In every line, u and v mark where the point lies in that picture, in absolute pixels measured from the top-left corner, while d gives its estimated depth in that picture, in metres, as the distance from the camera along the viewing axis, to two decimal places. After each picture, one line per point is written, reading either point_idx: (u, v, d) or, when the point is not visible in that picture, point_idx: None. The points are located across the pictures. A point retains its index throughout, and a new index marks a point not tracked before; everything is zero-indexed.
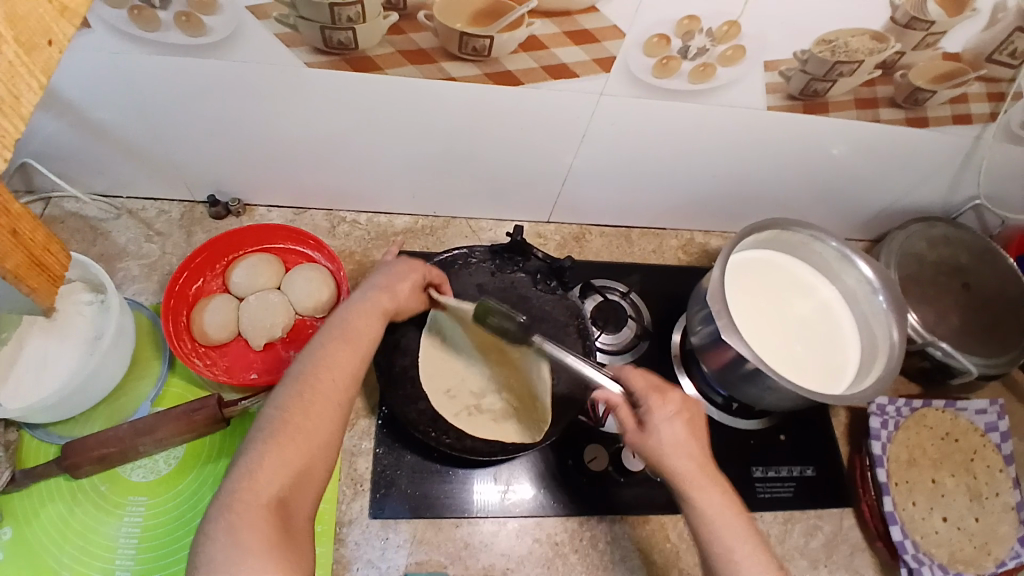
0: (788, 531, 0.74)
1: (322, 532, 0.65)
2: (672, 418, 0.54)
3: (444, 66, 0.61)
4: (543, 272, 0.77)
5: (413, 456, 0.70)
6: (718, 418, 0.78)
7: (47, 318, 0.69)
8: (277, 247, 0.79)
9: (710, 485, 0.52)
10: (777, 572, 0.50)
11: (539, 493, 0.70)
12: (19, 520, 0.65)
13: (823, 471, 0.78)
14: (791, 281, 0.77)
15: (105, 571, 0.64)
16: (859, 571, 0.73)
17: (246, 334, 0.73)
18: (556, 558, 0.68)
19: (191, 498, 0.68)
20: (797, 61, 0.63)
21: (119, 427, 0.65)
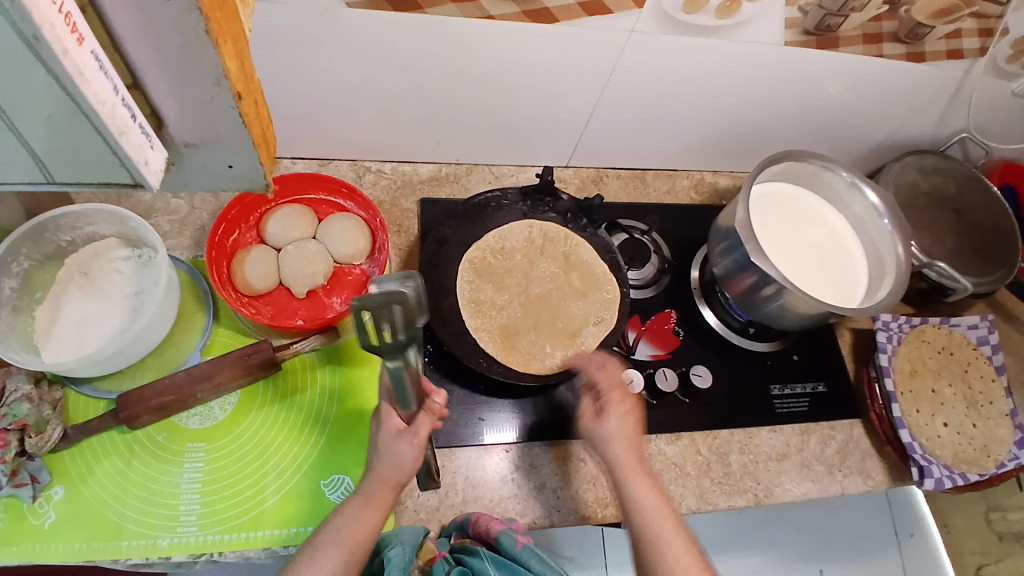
0: (806, 440, 0.80)
1: None
2: (618, 418, 0.61)
3: (483, 4, 0.63)
4: (572, 211, 0.79)
5: (461, 389, 0.73)
6: (737, 341, 0.83)
7: (84, 277, 0.70)
8: (308, 198, 0.80)
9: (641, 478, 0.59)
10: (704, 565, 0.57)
11: (580, 417, 0.75)
12: (73, 479, 0.66)
13: (834, 385, 0.84)
14: (804, 211, 0.81)
15: (171, 516, 0.65)
16: (870, 473, 0.80)
17: (288, 283, 0.74)
18: (600, 475, 0.72)
19: (249, 444, 0.69)
20: None
21: (175, 376, 0.66)
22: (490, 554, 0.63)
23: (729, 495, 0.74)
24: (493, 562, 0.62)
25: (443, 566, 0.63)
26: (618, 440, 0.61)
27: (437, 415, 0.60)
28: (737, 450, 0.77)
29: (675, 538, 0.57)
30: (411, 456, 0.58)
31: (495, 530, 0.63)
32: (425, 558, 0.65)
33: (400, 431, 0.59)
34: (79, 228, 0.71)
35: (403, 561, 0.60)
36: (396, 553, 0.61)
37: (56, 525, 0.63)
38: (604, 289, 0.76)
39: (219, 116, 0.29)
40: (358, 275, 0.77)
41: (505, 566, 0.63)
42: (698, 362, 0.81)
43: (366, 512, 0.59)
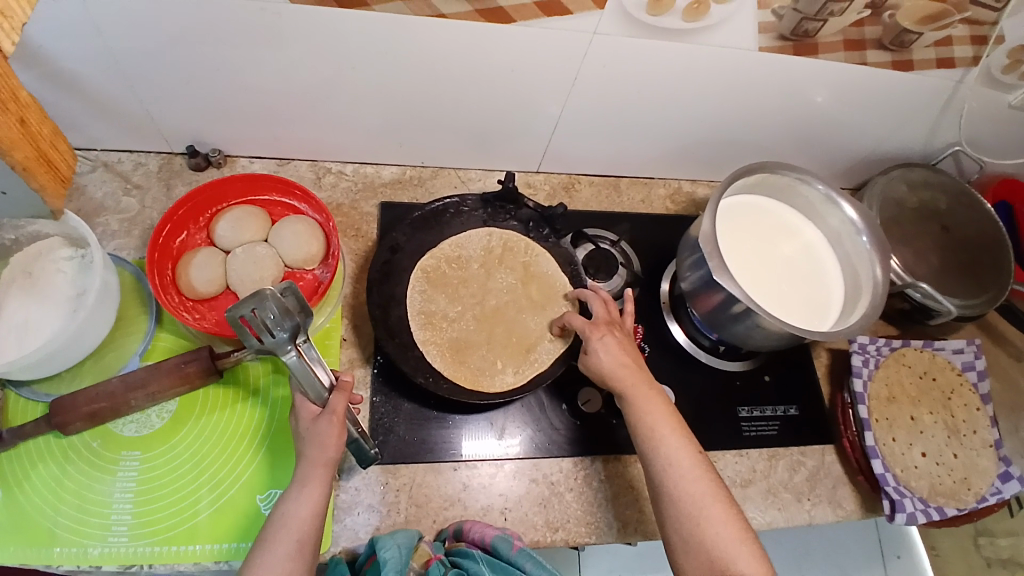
0: (774, 466, 0.76)
1: None
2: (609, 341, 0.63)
3: (433, 2, 0.60)
4: (535, 219, 0.75)
5: (409, 404, 0.70)
6: (707, 360, 0.79)
7: (26, 277, 0.68)
8: (262, 199, 0.78)
9: (647, 394, 0.61)
10: (715, 479, 0.58)
11: (533, 436, 0.71)
12: (7, 484, 0.63)
13: (807, 409, 0.80)
14: (780, 224, 0.77)
15: (102, 526, 0.62)
16: (841, 502, 0.76)
17: (234, 287, 0.72)
18: (551, 497, 0.69)
19: (188, 452, 0.66)
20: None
21: (108, 383, 0.63)
22: (484, 558, 0.59)
23: None
24: (490, 565, 0.59)
25: (438, 567, 0.59)
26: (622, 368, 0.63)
27: (351, 389, 0.57)
28: None
29: (692, 473, 0.57)
30: (334, 432, 0.56)
31: (489, 535, 0.62)
32: (420, 561, 0.60)
33: (317, 415, 0.57)
34: (22, 228, 0.69)
35: (399, 563, 0.57)
36: (393, 554, 0.57)
37: None
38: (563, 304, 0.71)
39: None
40: (310, 279, 0.75)
41: (501, 568, 0.60)
42: (664, 380, 0.77)
43: (305, 493, 0.56)
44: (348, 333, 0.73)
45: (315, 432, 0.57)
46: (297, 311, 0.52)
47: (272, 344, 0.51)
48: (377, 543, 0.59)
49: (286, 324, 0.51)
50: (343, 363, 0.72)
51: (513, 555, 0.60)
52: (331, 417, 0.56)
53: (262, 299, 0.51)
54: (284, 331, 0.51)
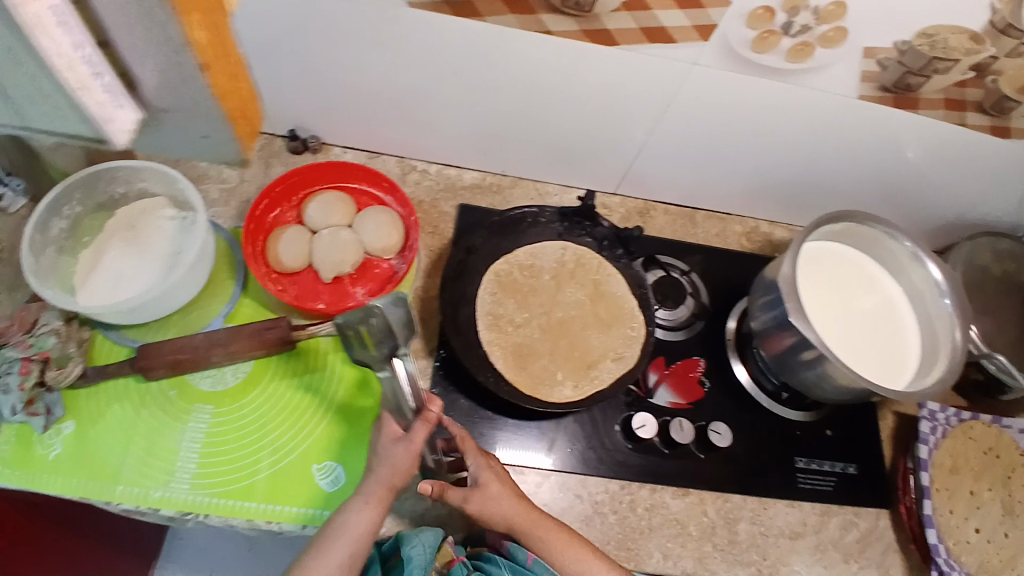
0: (825, 522, 0.74)
1: None
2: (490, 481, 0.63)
3: (542, 19, 0.62)
4: (609, 239, 0.75)
5: (466, 400, 0.71)
6: (768, 404, 0.77)
7: (129, 230, 0.73)
8: (350, 187, 0.81)
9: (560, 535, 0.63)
10: None
11: (583, 452, 0.71)
12: (83, 418, 0.67)
13: (866, 469, 0.78)
14: (860, 275, 0.76)
15: (168, 471, 0.65)
16: (889, 569, 0.74)
17: (317, 266, 0.76)
18: (594, 516, 0.69)
19: (255, 414, 0.69)
20: (895, 51, 0.63)
21: (194, 337, 0.67)
22: (506, 564, 0.63)
23: (731, 565, 0.70)
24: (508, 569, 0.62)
25: (461, 569, 0.62)
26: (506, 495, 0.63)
27: (433, 421, 0.58)
28: (748, 520, 0.73)
29: None
30: (408, 459, 0.58)
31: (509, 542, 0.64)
32: (443, 561, 0.63)
33: (398, 437, 0.59)
34: (133, 183, 0.73)
35: (423, 563, 0.59)
36: (418, 552, 0.60)
37: (63, 460, 0.65)
38: (628, 326, 0.71)
39: (184, 92, 0.37)
40: (386, 269, 0.78)
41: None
42: (721, 418, 0.75)
43: (366, 509, 0.58)
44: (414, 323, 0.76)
45: (392, 458, 0.59)
46: (403, 327, 0.56)
47: (374, 358, 0.58)
48: (402, 541, 0.61)
49: (387, 341, 0.56)
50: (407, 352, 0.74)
51: (531, 565, 0.62)
52: (410, 447, 0.58)
53: (369, 317, 0.57)
54: (383, 349, 0.57)
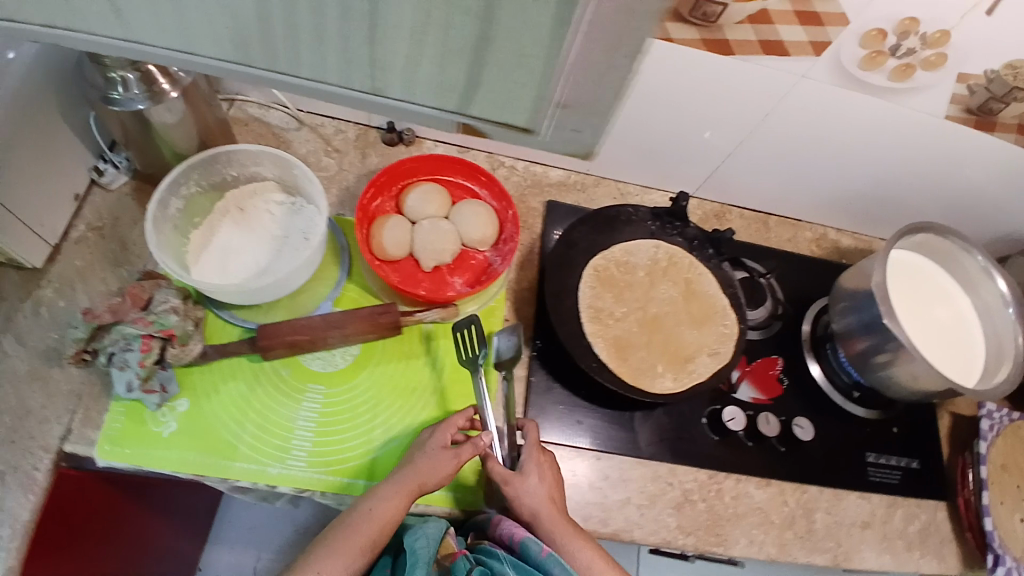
0: (892, 514, 0.79)
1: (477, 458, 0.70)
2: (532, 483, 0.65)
3: (667, 26, 0.65)
4: (700, 239, 0.79)
5: (564, 389, 0.75)
6: (840, 401, 0.82)
7: (238, 212, 0.74)
8: (445, 179, 0.83)
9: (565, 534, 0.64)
10: None
11: (673, 441, 0.75)
12: (197, 394, 0.69)
13: (926, 464, 0.83)
14: (934, 285, 0.82)
15: (283, 447, 0.68)
16: (945, 557, 0.79)
17: (418, 254, 0.77)
18: (685, 502, 0.73)
19: (364, 395, 0.72)
20: (985, 79, 0.67)
21: (310, 318, 0.69)
22: (510, 560, 0.62)
23: (810, 551, 0.74)
24: (513, 565, 0.61)
25: (465, 563, 0.61)
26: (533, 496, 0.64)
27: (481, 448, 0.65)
28: (823, 510, 0.77)
29: None
30: (450, 464, 0.64)
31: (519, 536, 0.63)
32: (444, 553, 0.63)
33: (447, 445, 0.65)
34: (246, 166, 0.75)
35: (427, 555, 0.60)
36: (422, 545, 0.61)
37: (176, 435, 0.67)
38: (722, 323, 0.74)
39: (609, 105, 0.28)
40: (480, 260, 0.80)
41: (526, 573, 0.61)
42: (802, 414, 0.80)
43: (393, 499, 0.62)
44: (509, 313, 0.78)
45: (436, 460, 0.64)
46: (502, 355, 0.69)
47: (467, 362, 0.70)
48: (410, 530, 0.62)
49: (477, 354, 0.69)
50: None
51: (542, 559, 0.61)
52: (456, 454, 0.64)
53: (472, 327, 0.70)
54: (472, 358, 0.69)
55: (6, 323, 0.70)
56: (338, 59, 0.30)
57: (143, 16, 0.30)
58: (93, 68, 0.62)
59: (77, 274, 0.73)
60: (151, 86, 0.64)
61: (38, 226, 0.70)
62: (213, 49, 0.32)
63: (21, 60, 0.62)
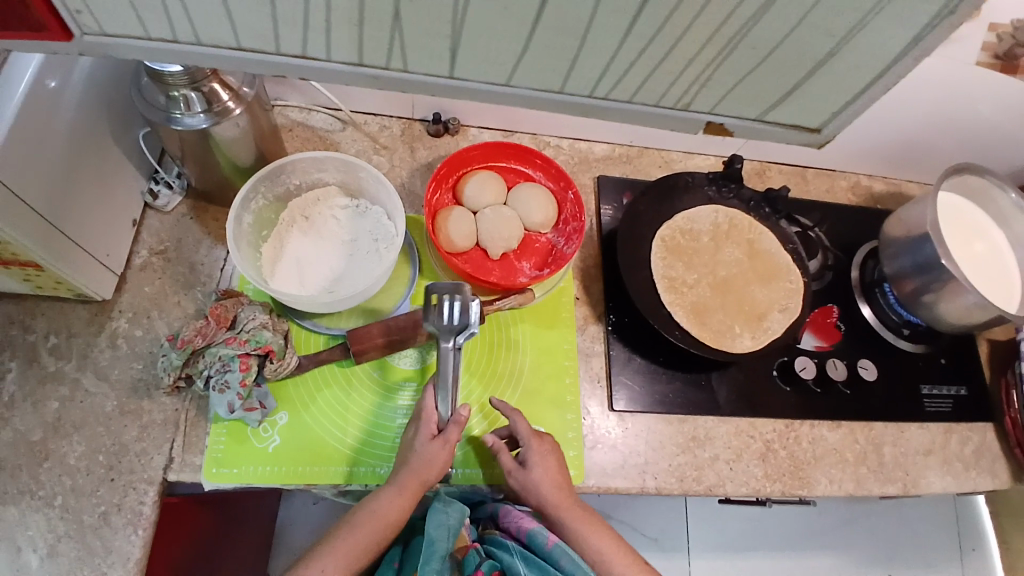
0: (949, 439, 0.84)
1: (573, 437, 0.72)
2: (540, 468, 0.65)
3: None
4: (756, 199, 0.81)
5: (642, 359, 0.77)
6: (891, 339, 0.86)
7: (305, 220, 0.74)
8: (498, 166, 0.83)
9: (577, 516, 0.66)
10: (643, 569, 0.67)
11: (750, 396, 0.78)
12: (294, 405, 0.69)
13: (974, 390, 0.88)
14: (972, 222, 0.86)
15: (387, 446, 0.69)
16: (998, 472, 0.84)
17: (485, 243, 0.78)
18: (769, 453, 0.76)
19: (456, 387, 0.73)
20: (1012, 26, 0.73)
21: (398, 317, 0.70)
22: (519, 551, 0.64)
23: (882, 483, 0.79)
24: (523, 557, 0.64)
25: (476, 556, 0.63)
26: (546, 483, 0.65)
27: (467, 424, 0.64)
28: (889, 443, 0.82)
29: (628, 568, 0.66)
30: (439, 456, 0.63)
31: (528, 526, 0.67)
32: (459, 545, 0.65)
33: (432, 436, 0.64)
34: (309, 174, 0.75)
35: (444, 546, 0.62)
36: (441, 537, 0.63)
37: (282, 449, 0.67)
38: (788, 279, 0.78)
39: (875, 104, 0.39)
40: (544, 243, 0.81)
41: (536, 565, 0.64)
42: (862, 355, 0.85)
43: (398, 499, 0.62)
44: (580, 291, 0.80)
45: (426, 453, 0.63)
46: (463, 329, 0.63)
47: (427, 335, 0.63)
48: (429, 517, 0.64)
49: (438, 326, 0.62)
50: (578, 319, 0.79)
51: (549, 550, 0.65)
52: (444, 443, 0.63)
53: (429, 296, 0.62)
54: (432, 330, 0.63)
55: (84, 360, 0.69)
56: (668, 89, 0.38)
57: (488, 52, 0.36)
58: (155, 87, 0.60)
59: (148, 300, 0.72)
60: (212, 103, 0.62)
61: (104, 256, 0.68)
62: (531, 81, 0.38)
63: (72, 92, 0.60)
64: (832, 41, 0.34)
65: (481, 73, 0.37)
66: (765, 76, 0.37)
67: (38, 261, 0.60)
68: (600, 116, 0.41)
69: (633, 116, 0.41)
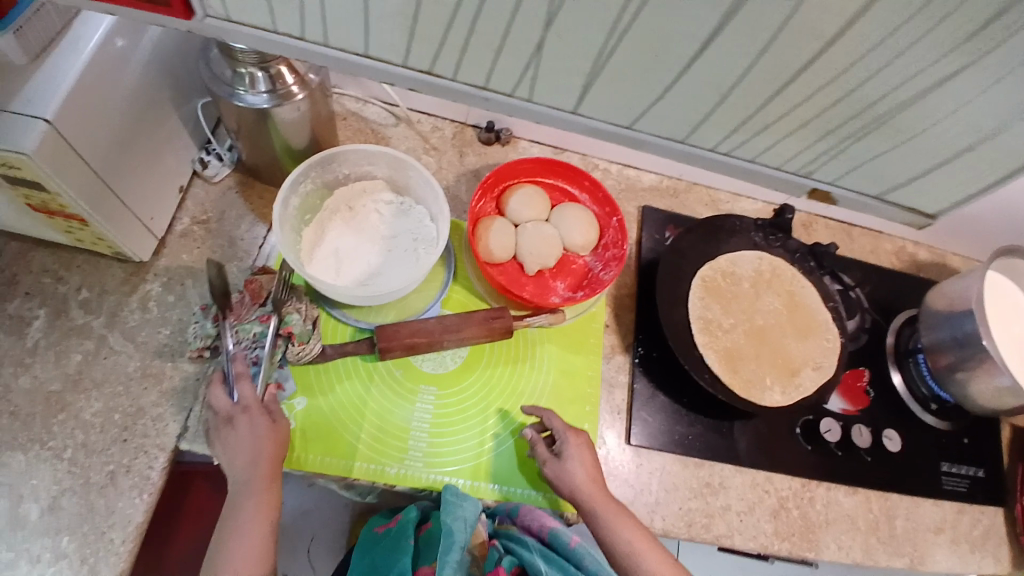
0: (961, 519, 0.82)
1: None
2: (574, 457, 0.65)
3: None
4: (801, 251, 0.81)
5: (666, 398, 0.76)
6: (916, 410, 0.84)
7: (349, 211, 0.73)
8: (545, 182, 0.83)
9: (611, 509, 0.62)
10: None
11: (768, 449, 0.77)
12: (313, 394, 0.69)
13: (992, 473, 0.85)
14: (1014, 301, 0.84)
15: (401, 448, 0.68)
16: (1006, 560, 0.82)
17: (522, 258, 0.77)
18: (782, 509, 0.75)
19: (476, 399, 0.72)
20: None
21: (427, 320, 0.69)
22: (540, 548, 0.62)
23: (890, 555, 0.77)
24: (545, 554, 0.62)
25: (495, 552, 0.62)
26: (579, 471, 0.64)
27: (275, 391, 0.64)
28: (902, 516, 0.80)
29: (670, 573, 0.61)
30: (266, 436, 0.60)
31: (548, 526, 0.64)
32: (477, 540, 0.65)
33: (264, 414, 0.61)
34: (359, 166, 0.75)
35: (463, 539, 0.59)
36: (460, 527, 0.60)
37: (297, 435, 0.66)
38: (824, 337, 0.76)
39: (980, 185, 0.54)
40: (581, 265, 0.80)
41: (558, 564, 0.62)
42: (888, 424, 0.83)
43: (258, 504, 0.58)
44: (610, 319, 0.79)
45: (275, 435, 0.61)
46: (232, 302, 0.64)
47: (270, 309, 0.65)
48: (445, 506, 0.63)
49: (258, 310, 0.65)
50: (606, 347, 0.78)
51: (571, 550, 0.62)
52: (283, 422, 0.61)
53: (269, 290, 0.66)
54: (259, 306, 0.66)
55: (112, 319, 0.69)
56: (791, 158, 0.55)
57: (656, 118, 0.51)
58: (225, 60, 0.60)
59: (183, 268, 0.72)
60: (276, 84, 0.62)
61: (148, 219, 0.68)
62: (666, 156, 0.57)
63: (142, 54, 0.60)
64: (980, 131, 0.48)
65: (679, 136, 0.53)
66: (892, 148, 0.51)
67: (83, 215, 0.60)
68: (752, 178, 0.58)
69: (778, 181, 0.59)
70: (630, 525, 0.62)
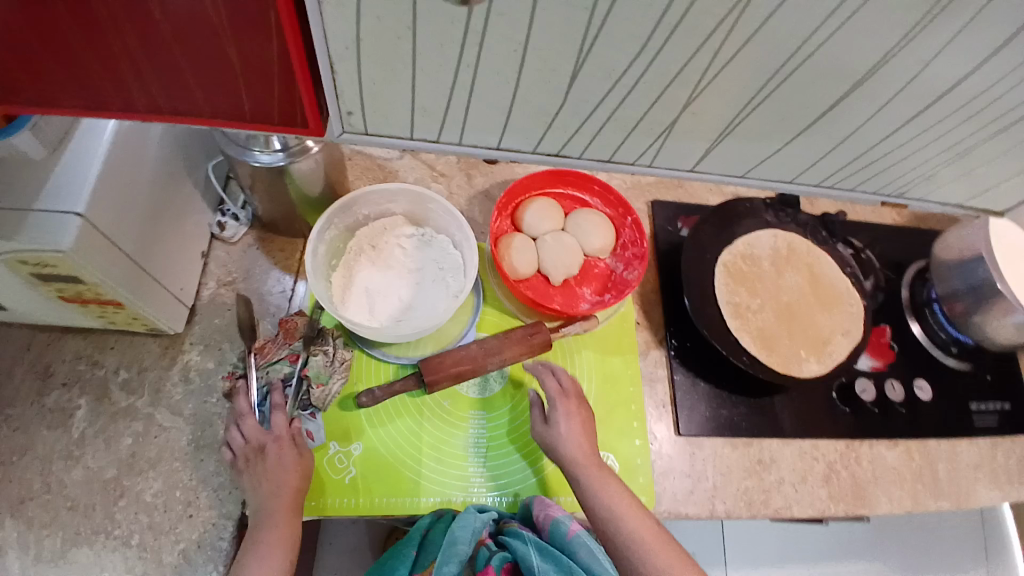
0: (997, 454, 0.85)
1: (642, 463, 0.73)
2: (566, 423, 0.66)
3: None
4: (813, 223, 0.83)
5: (707, 385, 0.78)
6: (940, 356, 0.87)
7: (373, 250, 0.73)
8: (556, 192, 0.84)
9: (598, 477, 0.64)
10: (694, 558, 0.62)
11: (810, 418, 0.79)
12: (368, 437, 0.69)
13: (1018, 405, 0.88)
14: None
15: (463, 476, 0.70)
16: None
17: (547, 270, 0.78)
18: (833, 473, 0.78)
19: (524, 416, 0.73)
20: None
21: (468, 347, 0.70)
22: (535, 541, 0.62)
23: (937, 498, 0.81)
24: (536, 547, 0.61)
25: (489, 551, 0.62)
26: (569, 439, 0.66)
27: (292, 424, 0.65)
28: (942, 460, 0.83)
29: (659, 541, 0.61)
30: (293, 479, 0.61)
31: (551, 516, 0.64)
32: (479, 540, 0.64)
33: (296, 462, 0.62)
34: (378, 205, 0.75)
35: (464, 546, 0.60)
36: (463, 537, 0.61)
37: (360, 482, 0.67)
38: (848, 304, 0.79)
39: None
40: (603, 268, 0.81)
41: (553, 556, 0.62)
42: (918, 375, 0.86)
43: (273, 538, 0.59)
44: (641, 316, 0.81)
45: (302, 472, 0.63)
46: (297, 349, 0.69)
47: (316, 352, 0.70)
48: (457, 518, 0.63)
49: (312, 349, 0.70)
50: (641, 344, 0.80)
51: (568, 540, 0.63)
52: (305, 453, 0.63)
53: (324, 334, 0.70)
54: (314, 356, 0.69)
55: (156, 395, 0.69)
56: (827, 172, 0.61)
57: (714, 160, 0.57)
58: None
59: (217, 332, 0.72)
60: (291, 141, 0.62)
61: (179, 290, 0.68)
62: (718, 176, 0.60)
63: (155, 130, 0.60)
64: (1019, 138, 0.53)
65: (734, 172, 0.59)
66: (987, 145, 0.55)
67: (120, 299, 0.60)
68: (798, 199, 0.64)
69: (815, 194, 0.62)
70: (617, 491, 0.64)
